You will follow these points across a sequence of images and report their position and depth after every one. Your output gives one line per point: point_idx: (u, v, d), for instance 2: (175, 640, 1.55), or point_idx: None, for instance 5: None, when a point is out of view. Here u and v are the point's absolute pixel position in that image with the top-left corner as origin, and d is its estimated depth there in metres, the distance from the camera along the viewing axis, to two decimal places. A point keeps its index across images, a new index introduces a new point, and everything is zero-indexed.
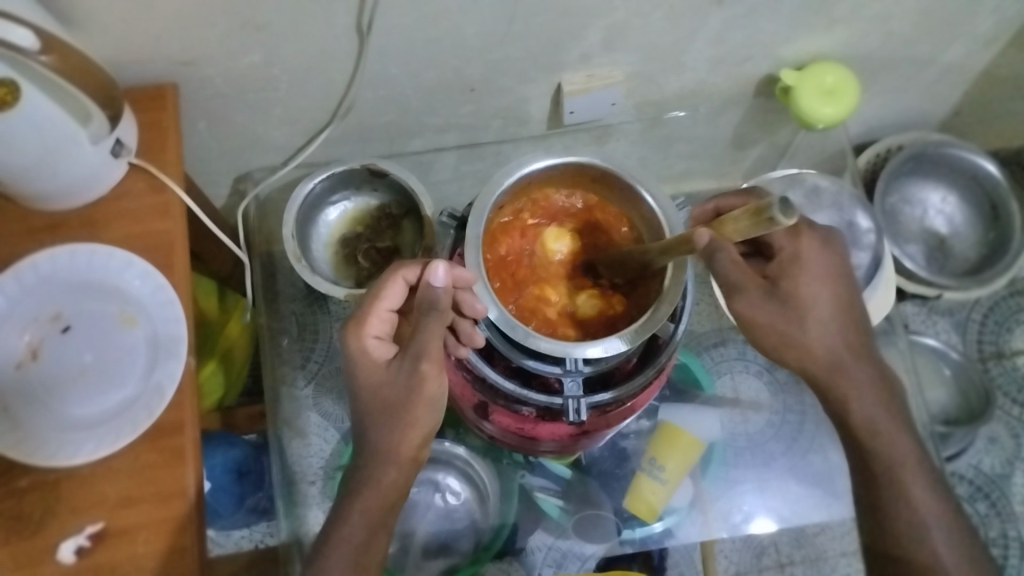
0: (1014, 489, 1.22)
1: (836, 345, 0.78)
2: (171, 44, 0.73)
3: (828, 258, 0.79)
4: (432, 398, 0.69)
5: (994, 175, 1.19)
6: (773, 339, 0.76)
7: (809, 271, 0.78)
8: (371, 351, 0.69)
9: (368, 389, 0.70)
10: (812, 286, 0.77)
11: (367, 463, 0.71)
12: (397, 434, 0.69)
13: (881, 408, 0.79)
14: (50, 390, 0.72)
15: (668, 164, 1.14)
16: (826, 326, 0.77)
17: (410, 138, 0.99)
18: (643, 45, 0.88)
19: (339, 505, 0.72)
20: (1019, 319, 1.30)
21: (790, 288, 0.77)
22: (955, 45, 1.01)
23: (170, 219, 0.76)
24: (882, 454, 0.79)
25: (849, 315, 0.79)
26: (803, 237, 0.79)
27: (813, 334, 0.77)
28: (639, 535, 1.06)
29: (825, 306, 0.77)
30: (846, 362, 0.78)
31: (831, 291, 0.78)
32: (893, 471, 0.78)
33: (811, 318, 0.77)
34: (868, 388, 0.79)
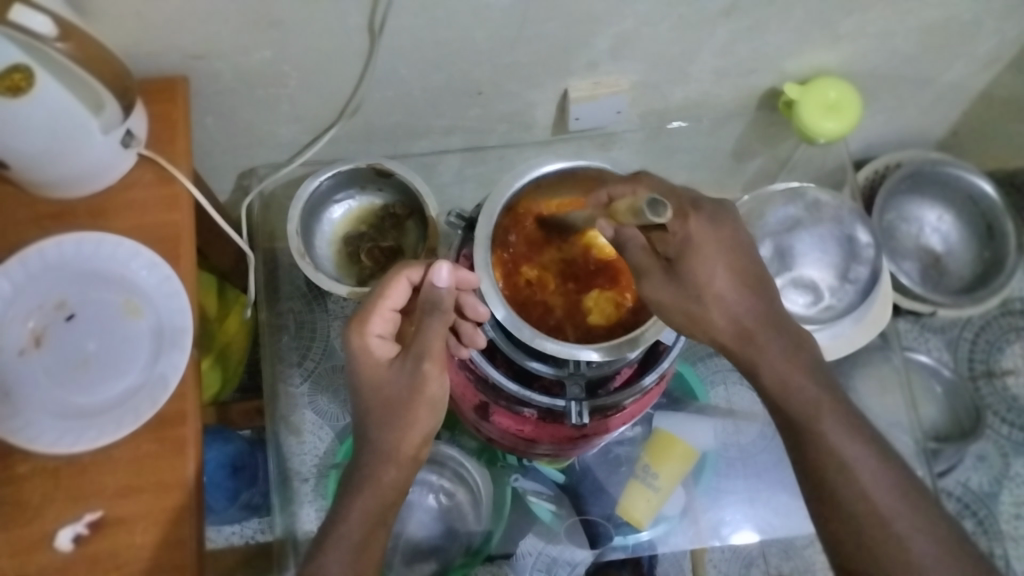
0: (1002, 507, 1.23)
1: (742, 320, 0.68)
2: (184, 37, 0.74)
3: (721, 235, 0.69)
4: (433, 396, 0.69)
5: (991, 195, 1.21)
6: (675, 318, 0.68)
7: (703, 250, 0.68)
8: (374, 350, 0.71)
9: (370, 386, 0.70)
10: (707, 263, 0.68)
11: (367, 460, 0.70)
12: (397, 432, 0.69)
13: (801, 374, 0.68)
14: (52, 378, 0.72)
15: (669, 174, 1.15)
16: (728, 304, 0.68)
17: (416, 139, 0.99)
18: (650, 54, 0.89)
19: (337, 506, 0.69)
20: (1010, 339, 1.31)
21: (686, 266, 0.67)
22: (956, 66, 1.02)
23: (179, 211, 0.76)
24: (812, 429, 0.67)
25: (746, 288, 0.69)
26: (693, 220, 0.69)
27: (712, 313, 0.67)
28: (629, 542, 1.06)
29: (724, 283, 0.68)
30: (756, 334, 0.68)
31: (725, 264, 0.68)
32: (830, 451, 0.66)
33: (709, 293, 0.67)
34: (788, 361, 0.68)
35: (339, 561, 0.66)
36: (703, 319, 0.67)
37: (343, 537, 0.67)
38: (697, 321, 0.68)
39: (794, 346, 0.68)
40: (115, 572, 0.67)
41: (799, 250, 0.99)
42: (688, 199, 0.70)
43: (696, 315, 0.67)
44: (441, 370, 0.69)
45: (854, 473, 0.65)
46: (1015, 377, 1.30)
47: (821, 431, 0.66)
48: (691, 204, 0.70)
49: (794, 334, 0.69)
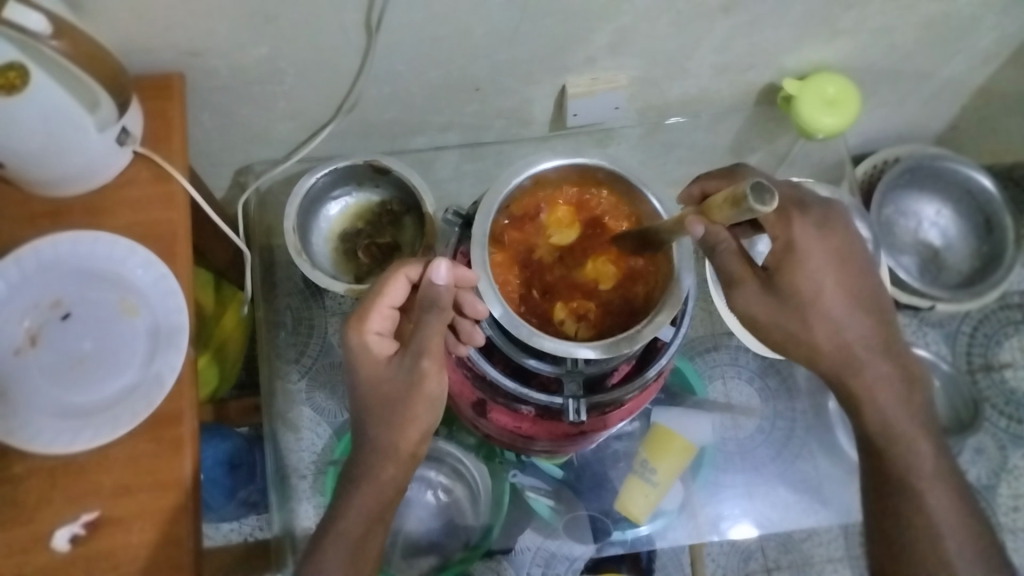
0: (999, 500, 1.23)
1: (850, 342, 0.74)
2: (179, 34, 0.73)
3: (828, 243, 0.74)
4: (432, 393, 0.69)
5: (989, 189, 1.20)
6: (777, 335, 0.74)
7: (808, 263, 0.73)
8: (372, 348, 0.70)
9: (369, 384, 0.70)
10: (812, 279, 0.73)
11: (365, 458, 0.70)
12: (396, 430, 0.69)
13: (898, 411, 0.75)
14: (48, 377, 0.72)
15: (667, 169, 1.14)
16: (833, 320, 0.73)
17: (413, 135, 0.99)
18: (648, 50, 0.88)
19: (335, 502, 0.71)
20: (1008, 332, 1.31)
21: (789, 282, 0.73)
22: (954, 61, 1.02)
23: (174, 208, 0.76)
24: (903, 466, 0.74)
25: (855, 304, 0.74)
26: (795, 224, 0.73)
27: (820, 333, 0.73)
28: (628, 537, 1.06)
29: (830, 297, 0.73)
30: (857, 355, 0.74)
31: (832, 281, 0.73)
32: (909, 482, 0.74)
33: (818, 313, 0.73)
34: (882, 387, 0.75)
35: (338, 558, 0.68)
36: (808, 339, 0.73)
37: (343, 534, 0.68)
38: (803, 340, 0.73)
39: (902, 376, 0.75)
40: (112, 571, 0.67)
41: None
42: (796, 198, 0.75)
43: (799, 334, 0.73)
44: (440, 366, 0.68)
45: (926, 508, 0.73)
46: (1013, 370, 1.30)
47: (909, 468, 0.74)
48: (797, 203, 0.74)
49: (900, 364, 0.75)
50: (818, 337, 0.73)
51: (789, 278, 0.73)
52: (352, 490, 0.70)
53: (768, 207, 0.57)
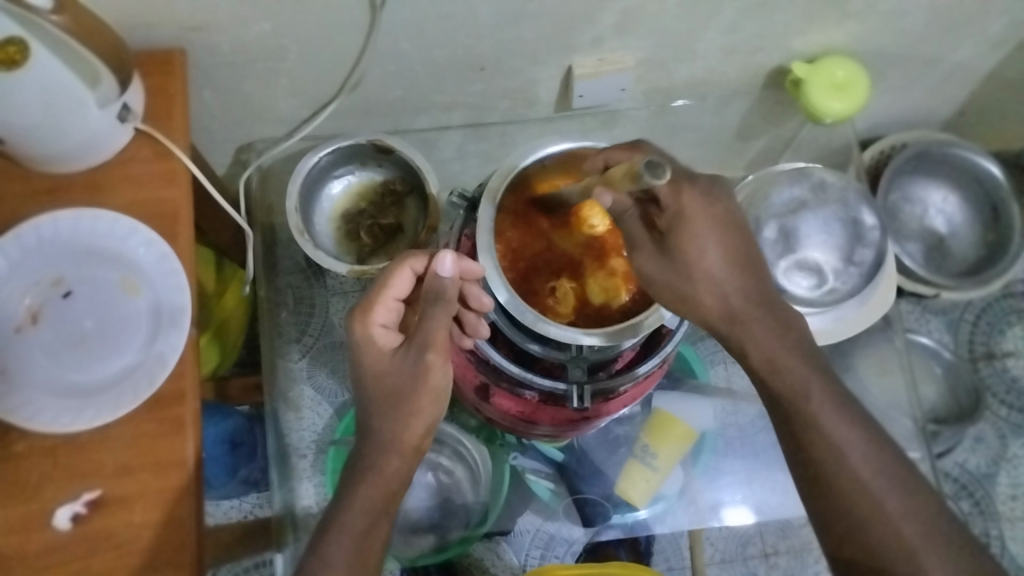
0: (998, 488, 1.23)
1: (732, 302, 0.70)
2: (181, 9, 0.72)
3: (715, 210, 0.70)
4: (436, 385, 0.68)
5: (997, 176, 1.19)
6: (663, 294, 0.71)
7: (693, 230, 0.69)
8: (377, 342, 0.70)
9: (373, 377, 0.69)
10: (697, 240, 0.69)
11: (371, 450, 0.69)
12: (400, 421, 0.68)
13: (789, 356, 0.70)
14: (49, 355, 0.71)
15: (672, 152, 1.14)
16: (716, 283, 0.70)
17: (417, 115, 0.98)
18: (655, 31, 0.87)
19: (339, 497, 0.69)
20: (1011, 321, 1.31)
21: (677, 249, 0.69)
22: (965, 45, 1.01)
23: (176, 187, 0.75)
24: (801, 409, 0.69)
25: (736, 261, 0.71)
26: (686, 194, 0.69)
27: (703, 296, 0.70)
28: (627, 520, 1.06)
29: (714, 261, 0.70)
30: (745, 310, 0.70)
31: (715, 239, 0.70)
32: (809, 418, 0.68)
33: (699, 274, 0.69)
34: (773, 339, 0.70)
35: (342, 551, 0.65)
36: (697, 302, 0.70)
37: (345, 531, 0.66)
38: (689, 305, 0.70)
39: (776, 324, 0.71)
40: (114, 551, 0.67)
41: (805, 231, 0.98)
42: (685, 170, 0.71)
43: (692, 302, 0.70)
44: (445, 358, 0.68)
45: (844, 457, 0.67)
46: (1015, 359, 1.29)
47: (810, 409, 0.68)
48: (687, 174, 0.70)
49: (778, 311, 0.71)
50: (703, 300, 0.70)
51: (674, 242, 0.69)
52: (356, 483, 0.68)
53: (661, 179, 0.61)
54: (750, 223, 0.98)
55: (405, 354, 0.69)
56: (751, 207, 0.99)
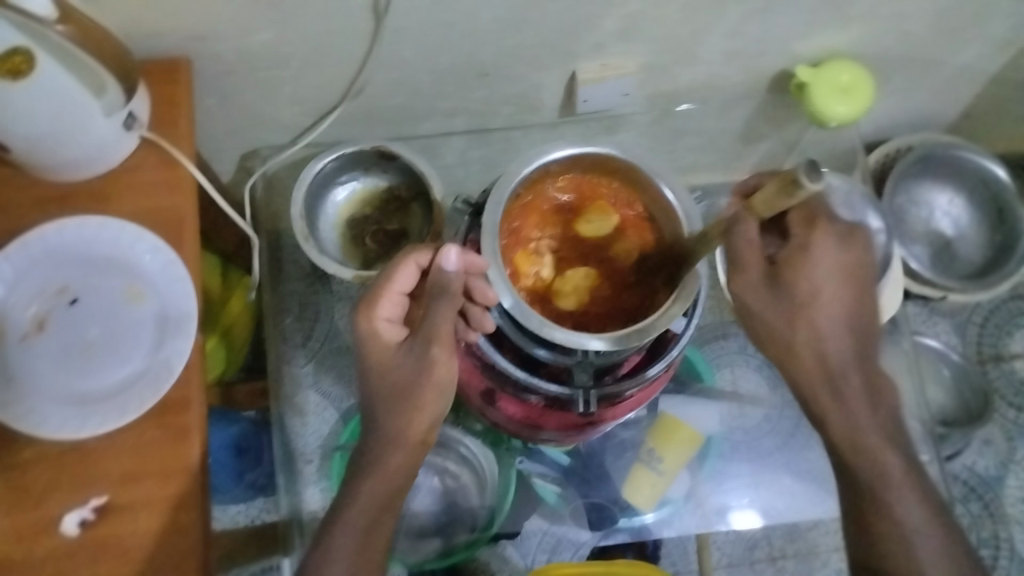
0: (1007, 491, 1.22)
1: (832, 355, 0.71)
2: (185, 17, 0.73)
3: (842, 257, 0.71)
4: (440, 380, 0.68)
5: (1004, 179, 1.19)
6: (762, 328, 0.72)
7: (813, 267, 0.70)
8: (381, 337, 0.70)
9: (378, 372, 0.70)
10: (813, 282, 0.70)
11: (374, 446, 0.70)
12: (403, 415, 0.69)
13: (875, 424, 0.71)
14: (56, 363, 0.71)
15: (676, 156, 1.14)
16: (821, 330, 0.71)
17: (421, 121, 0.98)
18: (658, 36, 0.87)
19: (344, 488, 0.70)
20: (1019, 323, 1.30)
21: (791, 284, 0.70)
22: (969, 48, 1.00)
23: (181, 194, 0.75)
24: (877, 483, 0.70)
25: (844, 325, 0.71)
26: (817, 233, 0.71)
27: (803, 338, 0.70)
28: (634, 524, 1.06)
29: (826, 306, 0.70)
30: (836, 372, 0.71)
31: (839, 291, 0.71)
32: (877, 485, 0.70)
33: (805, 318, 0.70)
34: (847, 408, 0.71)
35: (346, 545, 0.66)
36: (795, 346, 0.71)
37: (348, 523, 0.67)
38: (788, 345, 0.71)
39: (868, 392, 0.71)
40: (120, 557, 0.67)
41: None
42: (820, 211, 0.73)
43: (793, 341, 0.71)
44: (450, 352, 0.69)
45: (893, 507, 0.69)
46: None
47: (887, 488, 0.69)
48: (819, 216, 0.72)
49: (870, 372, 0.72)
50: (801, 344, 0.71)
51: (792, 277, 0.70)
52: (360, 477, 0.69)
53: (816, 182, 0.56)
54: None
55: (409, 349, 0.69)
56: None
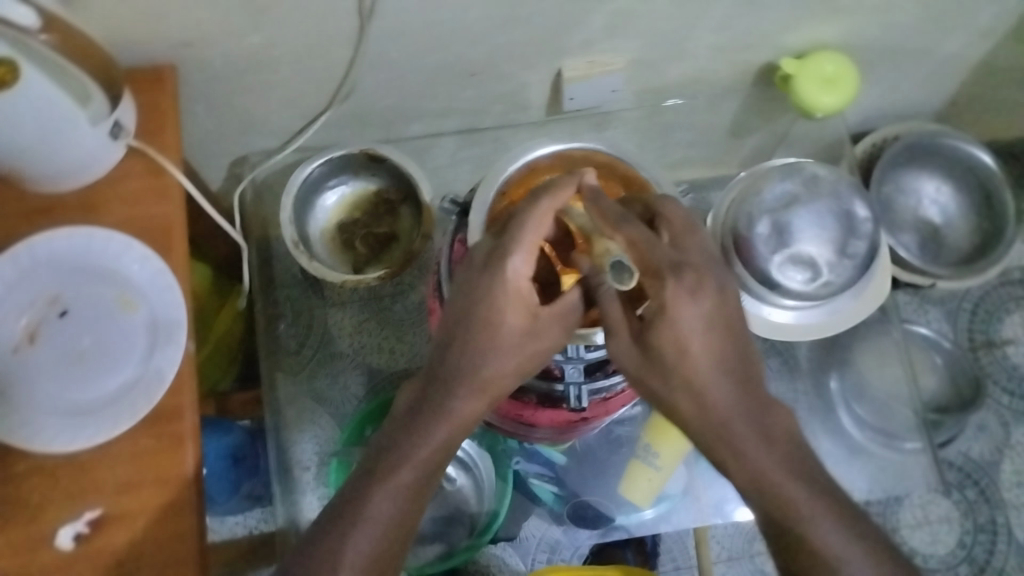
0: (1003, 476, 1.23)
1: (714, 410, 0.62)
2: (172, 24, 0.73)
3: (704, 306, 0.61)
4: (543, 349, 0.66)
5: (991, 165, 1.20)
6: (648, 391, 0.65)
7: (679, 325, 0.61)
8: (525, 293, 0.64)
9: (486, 318, 0.65)
10: (676, 334, 0.61)
11: (455, 394, 0.65)
12: (500, 372, 0.65)
13: (775, 467, 0.61)
14: (46, 374, 0.71)
15: (666, 151, 1.14)
16: (697, 385, 0.62)
17: (409, 123, 0.98)
18: (644, 32, 0.87)
19: (401, 432, 0.65)
20: (1009, 309, 1.30)
21: (659, 344, 0.62)
22: (954, 36, 1.01)
23: (169, 202, 0.75)
24: (796, 530, 0.59)
25: (726, 367, 0.62)
26: (673, 283, 0.61)
27: (684, 401, 0.62)
28: (632, 521, 1.07)
29: (701, 357, 0.61)
30: (738, 419, 0.61)
31: (707, 338, 0.61)
32: (795, 539, 0.59)
33: (681, 375, 0.62)
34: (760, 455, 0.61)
35: (384, 508, 0.61)
36: (680, 399, 0.63)
37: (401, 476, 0.62)
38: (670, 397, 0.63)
39: (762, 427, 0.62)
40: (116, 568, 0.67)
41: (798, 226, 0.97)
42: (672, 258, 0.61)
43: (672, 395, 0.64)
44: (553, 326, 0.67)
45: (819, 553, 0.59)
46: (1015, 346, 1.29)
47: (813, 538, 0.59)
48: (673, 265, 0.61)
49: (761, 399, 0.63)
50: (682, 406, 0.63)
51: (652, 336, 0.62)
52: (419, 425, 0.64)
53: (626, 284, 0.62)
54: (744, 219, 0.98)
55: (538, 315, 0.66)
56: (745, 203, 0.99)
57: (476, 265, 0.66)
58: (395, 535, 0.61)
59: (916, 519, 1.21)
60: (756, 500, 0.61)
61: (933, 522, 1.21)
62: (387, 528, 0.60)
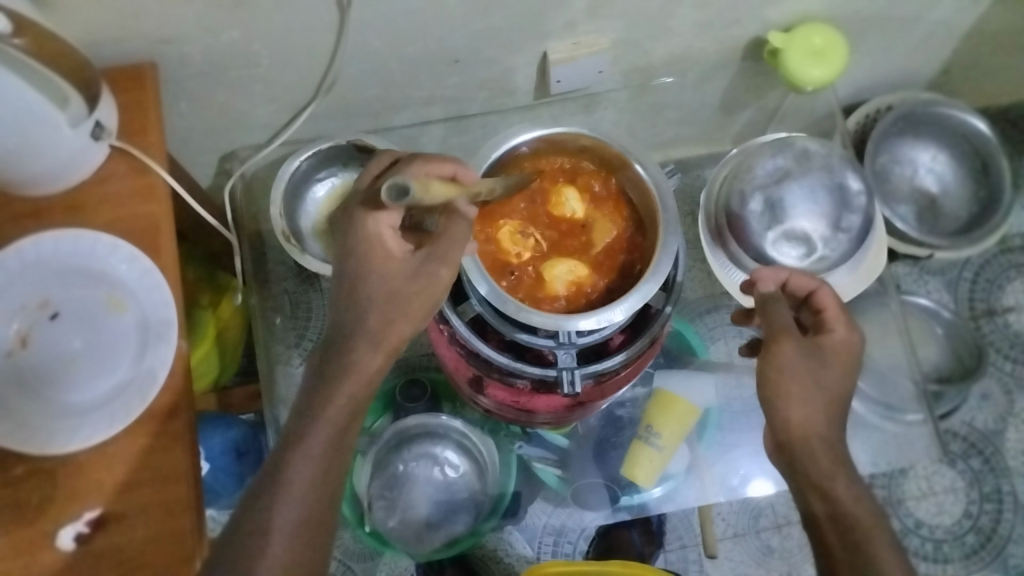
0: (1007, 444, 1.22)
1: (820, 435, 0.72)
2: (148, 22, 0.73)
3: (850, 348, 0.75)
4: (433, 288, 0.67)
5: (985, 132, 1.19)
6: (772, 396, 0.73)
7: (842, 352, 0.74)
8: (387, 240, 0.68)
9: (363, 269, 0.68)
10: (843, 366, 0.74)
11: (355, 349, 0.67)
12: (390, 319, 0.67)
13: (858, 501, 0.70)
14: (40, 377, 0.71)
15: (657, 131, 1.13)
16: (812, 406, 0.72)
17: (396, 112, 0.98)
18: (626, 11, 0.87)
19: (313, 388, 0.67)
20: (1010, 277, 1.30)
21: (827, 361, 0.73)
22: (943, 2, 1.00)
23: (155, 201, 0.75)
24: (864, 546, 0.67)
25: (832, 395, 0.73)
26: (847, 325, 0.76)
27: (794, 407, 0.72)
28: (636, 501, 1.06)
29: (830, 392, 0.72)
30: (827, 433, 0.72)
31: (841, 366, 0.74)
32: (862, 545, 0.67)
33: (806, 392, 0.72)
34: (842, 466, 0.72)
35: (309, 463, 0.63)
36: (785, 408, 0.72)
37: (315, 438, 0.64)
38: (781, 406, 0.72)
39: (849, 473, 0.72)
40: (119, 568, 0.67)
41: (790, 201, 0.97)
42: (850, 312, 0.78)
43: (769, 403, 0.73)
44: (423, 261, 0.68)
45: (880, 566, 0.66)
46: (1017, 314, 1.28)
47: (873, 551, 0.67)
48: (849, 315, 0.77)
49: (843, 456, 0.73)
50: (793, 412, 0.72)
51: (827, 354, 0.74)
52: (328, 385, 0.66)
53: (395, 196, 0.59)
54: (735, 197, 0.99)
55: (413, 256, 0.68)
56: (736, 180, 0.99)
57: (349, 216, 0.70)
58: (320, 493, 0.63)
59: (922, 491, 1.21)
60: (836, 521, 0.70)
61: (939, 493, 1.21)
62: (308, 489, 0.63)
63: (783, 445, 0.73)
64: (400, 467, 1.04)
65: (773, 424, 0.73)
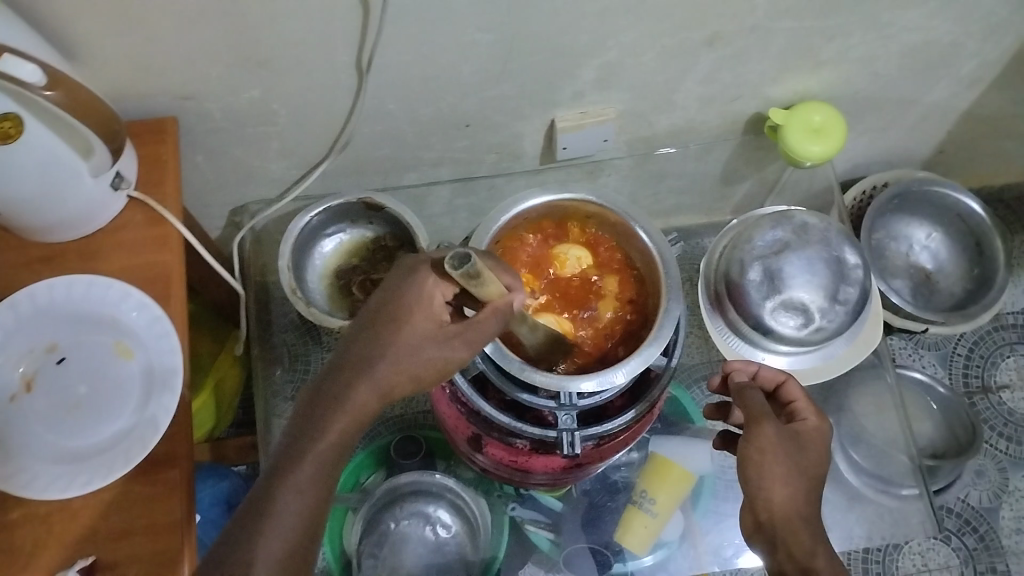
0: (1002, 522, 1.22)
1: (794, 509, 0.67)
2: (172, 78, 0.75)
3: (822, 435, 0.73)
4: (449, 358, 0.62)
5: (979, 212, 1.21)
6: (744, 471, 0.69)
7: (815, 435, 0.72)
8: (432, 305, 0.62)
9: (394, 317, 0.62)
10: (817, 446, 0.72)
11: (356, 387, 0.60)
12: (403, 368, 0.61)
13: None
14: (42, 421, 0.72)
15: (658, 199, 1.16)
16: (788, 479, 0.68)
17: (406, 171, 1.00)
18: (634, 84, 0.90)
19: (300, 422, 0.60)
20: (1004, 354, 1.31)
21: (803, 442, 0.71)
22: (939, 86, 1.03)
23: (169, 251, 0.77)
24: None
25: (811, 478, 0.69)
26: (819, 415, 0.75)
27: (768, 477, 0.68)
28: (630, 568, 1.04)
29: (801, 467, 0.69)
30: (809, 512, 0.67)
31: (813, 449, 0.71)
32: None
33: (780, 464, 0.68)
34: (824, 547, 0.66)
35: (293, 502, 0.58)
36: (767, 487, 0.68)
37: (305, 474, 0.58)
38: (761, 482, 0.68)
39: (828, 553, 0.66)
40: None
41: (789, 272, 0.98)
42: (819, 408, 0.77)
43: (750, 484, 0.69)
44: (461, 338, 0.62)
45: None
46: (1011, 391, 1.29)
47: None
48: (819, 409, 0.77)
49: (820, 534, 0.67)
50: (767, 481, 0.68)
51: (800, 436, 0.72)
52: (322, 421, 0.59)
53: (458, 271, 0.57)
54: (736, 266, 1.01)
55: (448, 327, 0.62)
56: (736, 250, 1.01)
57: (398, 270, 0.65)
58: (306, 533, 0.58)
59: (916, 568, 1.20)
60: None
61: (933, 570, 1.20)
62: (294, 526, 0.57)
63: (763, 526, 0.68)
64: (392, 524, 1.03)
65: (753, 505, 0.68)
